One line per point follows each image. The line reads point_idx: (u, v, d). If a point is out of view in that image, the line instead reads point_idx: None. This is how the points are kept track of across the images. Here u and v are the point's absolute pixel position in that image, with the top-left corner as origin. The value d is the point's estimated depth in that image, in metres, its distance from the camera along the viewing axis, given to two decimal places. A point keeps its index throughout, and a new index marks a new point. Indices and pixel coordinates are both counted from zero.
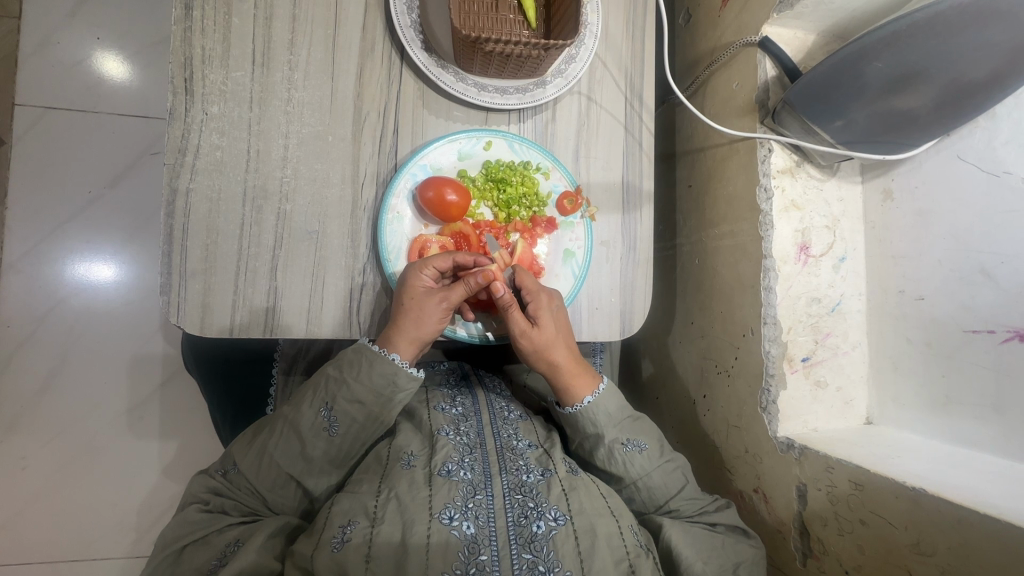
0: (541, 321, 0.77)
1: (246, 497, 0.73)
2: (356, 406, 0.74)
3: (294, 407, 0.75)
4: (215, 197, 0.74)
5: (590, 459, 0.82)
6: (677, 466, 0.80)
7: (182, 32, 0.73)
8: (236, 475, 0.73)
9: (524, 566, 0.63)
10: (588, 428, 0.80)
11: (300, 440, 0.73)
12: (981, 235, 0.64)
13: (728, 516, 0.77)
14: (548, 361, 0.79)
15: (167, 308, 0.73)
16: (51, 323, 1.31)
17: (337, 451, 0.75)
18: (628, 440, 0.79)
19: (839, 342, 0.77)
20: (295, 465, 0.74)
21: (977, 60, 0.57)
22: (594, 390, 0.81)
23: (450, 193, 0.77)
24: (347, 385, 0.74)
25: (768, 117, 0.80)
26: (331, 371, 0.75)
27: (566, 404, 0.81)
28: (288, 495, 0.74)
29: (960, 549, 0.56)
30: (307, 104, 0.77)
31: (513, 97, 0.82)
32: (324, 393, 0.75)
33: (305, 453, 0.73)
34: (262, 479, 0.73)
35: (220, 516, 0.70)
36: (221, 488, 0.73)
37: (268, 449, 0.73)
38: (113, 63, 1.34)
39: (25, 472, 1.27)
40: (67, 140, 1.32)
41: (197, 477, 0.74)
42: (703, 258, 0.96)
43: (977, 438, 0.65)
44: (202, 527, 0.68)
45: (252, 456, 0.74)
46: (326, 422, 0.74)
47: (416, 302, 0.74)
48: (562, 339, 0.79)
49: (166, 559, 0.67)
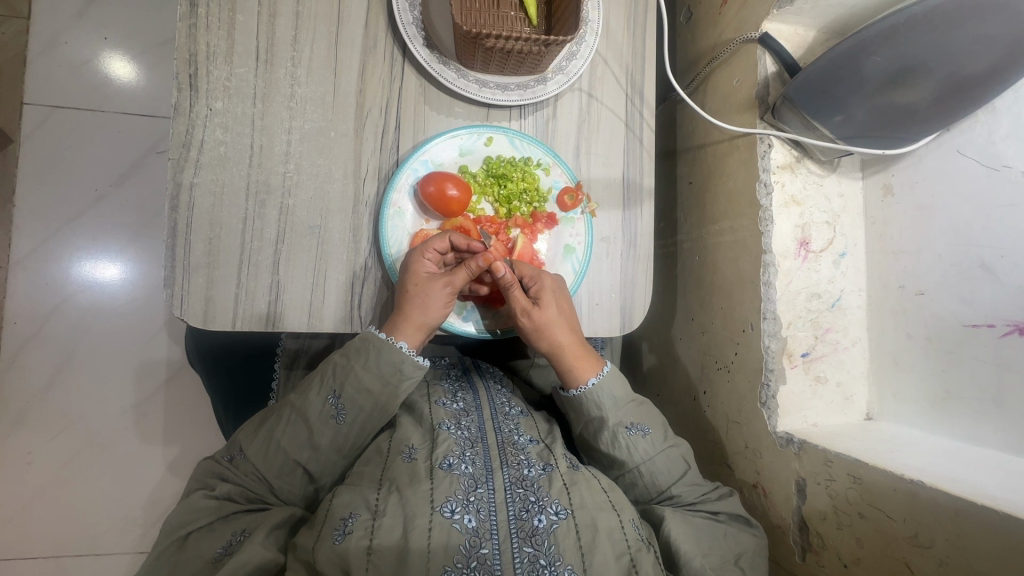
0: (546, 302, 0.78)
1: (252, 483, 0.73)
2: (363, 394, 0.75)
3: (301, 395, 0.75)
4: (219, 191, 0.75)
5: (592, 442, 0.82)
6: (679, 451, 0.81)
7: (187, 28, 0.74)
8: (243, 461, 0.74)
9: (525, 560, 0.63)
10: (591, 415, 0.80)
11: (307, 427, 0.74)
12: (981, 229, 0.64)
13: (730, 505, 0.77)
14: (558, 341, 0.79)
15: (170, 301, 0.74)
16: (57, 319, 1.32)
17: (343, 440, 0.75)
18: (631, 425, 0.79)
19: (839, 338, 0.77)
20: (303, 452, 0.74)
21: (975, 53, 0.57)
22: (599, 372, 0.81)
23: (451, 188, 0.77)
24: (355, 373, 0.75)
25: (768, 113, 0.80)
26: (338, 358, 0.76)
27: (570, 387, 0.81)
28: (294, 482, 0.75)
29: (957, 541, 0.56)
30: (309, 100, 0.78)
31: (514, 93, 0.82)
32: (331, 381, 0.75)
33: (313, 440, 0.74)
34: (270, 465, 0.73)
35: (226, 503, 0.70)
36: (227, 475, 0.73)
37: (276, 435, 0.74)
38: (121, 62, 1.36)
39: (30, 466, 1.28)
40: (74, 139, 1.33)
41: (204, 463, 0.75)
42: (703, 254, 0.96)
43: (977, 433, 0.65)
44: (208, 514, 0.69)
45: (259, 442, 0.74)
46: (334, 410, 0.74)
47: (420, 286, 0.74)
48: (567, 320, 0.80)
49: (171, 544, 0.68)
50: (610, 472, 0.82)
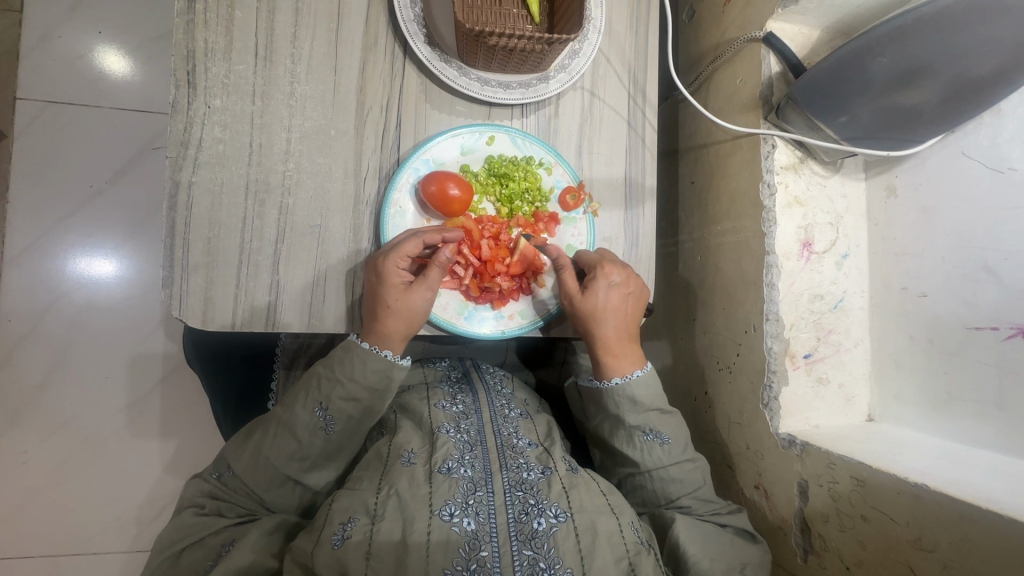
0: (595, 289, 0.78)
1: (242, 498, 0.73)
2: (350, 403, 0.74)
3: (286, 408, 0.74)
4: (218, 190, 0.74)
5: (608, 441, 0.83)
6: (698, 466, 0.80)
7: (184, 24, 0.73)
8: (230, 478, 0.74)
9: (525, 563, 0.63)
10: (608, 411, 0.81)
11: (296, 439, 0.73)
12: (985, 232, 0.64)
13: (739, 519, 0.77)
14: (597, 329, 0.80)
15: (169, 301, 0.73)
16: (53, 317, 1.31)
17: (333, 447, 0.75)
18: (650, 431, 0.80)
19: (841, 339, 0.77)
20: (291, 464, 0.73)
21: (981, 56, 0.57)
22: (631, 373, 0.81)
23: (452, 187, 0.77)
24: (341, 384, 0.74)
25: (771, 113, 0.79)
26: (322, 371, 0.75)
27: (600, 378, 0.82)
28: (286, 494, 0.74)
29: (960, 545, 0.56)
30: (310, 98, 0.77)
31: (517, 91, 0.81)
32: (316, 393, 0.74)
33: (302, 451, 0.73)
34: (258, 480, 0.73)
35: (216, 518, 0.70)
36: (216, 492, 0.73)
37: (263, 450, 0.73)
38: (115, 57, 1.34)
39: (26, 465, 1.27)
40: (69, 135, 1.32)
41: (192, 481, 0.75)
42: (704, 254, 0.96)
43: (979, 436, 0.65)
44: (198, 530, 0.69)
45: (246, 458, 0.73)
46: (322, 421, 0.74)
47: (399, 299, 0.74)
48: (614, 315, 0.80)
49: (165, 562, 0.68)
50: (622, 471, 0.83)
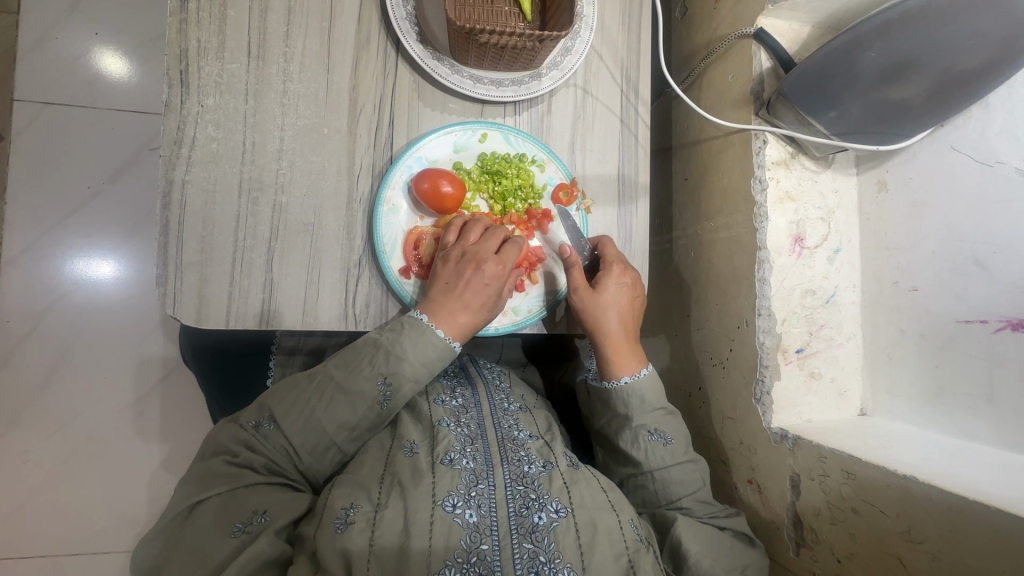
0: (604, 286, 0.80)
1: (279, 456, 0.71)
2: (412, 384, 0.74)
3: (348, 374, 0.73)
4: (211, 188, 0.74)
5: (612, 440, 0.83)
6: (697, 466, 0.80)
7: (177, 24, 0.74)
8: (272, 433, 0.71)
9: (524, 556, 0.63)
10: (616, 409, 0.82)
11: (352, 410, 0.72)
12: (974, 226, 0.64)
13: (737, 523, 0.77)
14: (598, 326, 0.81)
15: (163, 299, 0.73)
16: (51, 318, 1.31)
17: (381, 421, 0.75)
18: (654, 430, 0.80)
19: (834, 334, 0.77)
20: (340, 434, 0.73)
21: (967, 50, 0.58)
22: (637, 372, 0.82)
23: (445, 184, 0.77)
24: (408, 362, 0.73)
25: (762, 109, 0.80)
26: (389, 341, 0.74)
27: (605, 378, 0.83)
28: (323, 461, 0.73)
29: (949, 537, 0.56)
30: (302, 96, 0.77)
31: (509, 89, 0.81)
32: (380, 366, 0.73)
33: (353, 423, 0.73)
34: (303, 442, 0.71)
35: (247, 473, 0.68)
36: (252, 442, 0.71)
37: (318, 413, 0.72)
38: (112, 58, 1.34)
39: (25, 465, 1.27)
40: (66, 136, 1.32)
41: (229, 426, 0.73)
42: (698, 250, 0.96)
43: (969, 428, 0.65)
44: (227, 482, 0.67)
45: (296, 418, 0.71)
46: (381, 395, 0.73)
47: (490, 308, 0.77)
48: (616, 312, 0.81)
49: (181, 513, 0.66)
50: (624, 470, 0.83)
